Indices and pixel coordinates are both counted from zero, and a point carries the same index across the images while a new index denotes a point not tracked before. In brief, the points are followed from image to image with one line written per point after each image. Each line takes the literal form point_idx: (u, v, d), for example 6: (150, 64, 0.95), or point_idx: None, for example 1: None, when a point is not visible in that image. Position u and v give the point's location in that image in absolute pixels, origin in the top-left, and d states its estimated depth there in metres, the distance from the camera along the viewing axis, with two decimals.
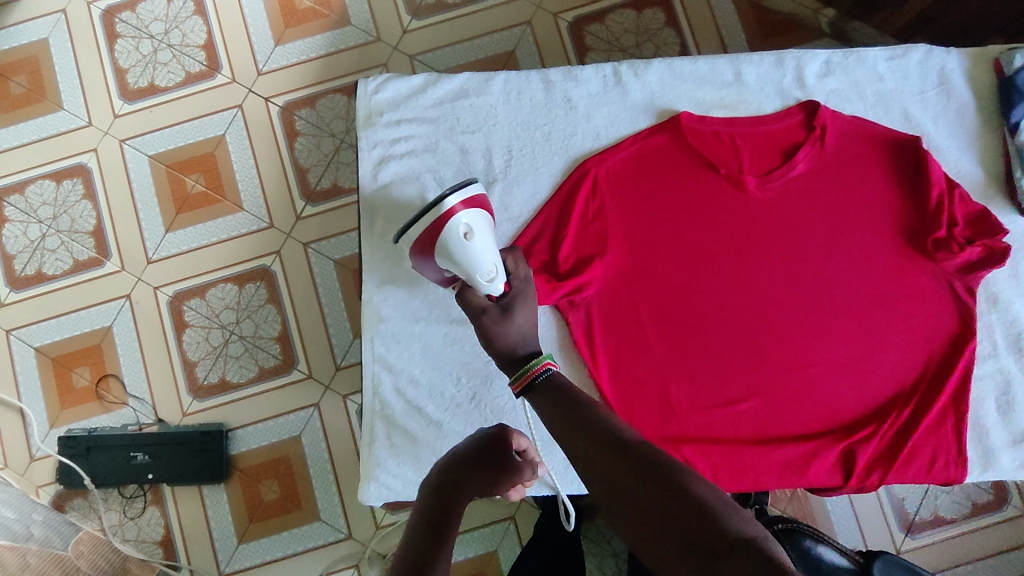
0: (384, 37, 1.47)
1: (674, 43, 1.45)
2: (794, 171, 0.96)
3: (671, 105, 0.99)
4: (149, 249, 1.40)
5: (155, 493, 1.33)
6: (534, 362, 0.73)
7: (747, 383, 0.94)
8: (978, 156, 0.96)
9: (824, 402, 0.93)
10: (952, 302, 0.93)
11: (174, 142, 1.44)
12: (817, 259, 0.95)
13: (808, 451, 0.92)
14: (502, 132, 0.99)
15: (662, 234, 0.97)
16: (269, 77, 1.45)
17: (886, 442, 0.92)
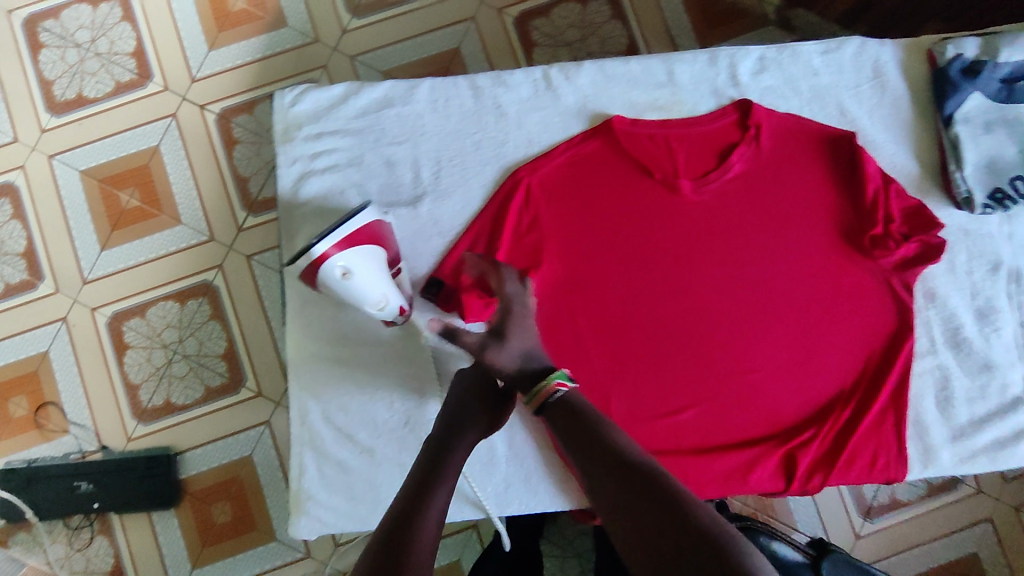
0: (323, 38, 1.40)
1: (621, 36, 1.41)
2: (730, 172, 0.93)
3: (603, 109, 0.96)
4: (84, 269, 1.33)
5: (102, 522, 1.27)
6: (545, 383, 0.76)
7: (689, 393, 0.93)
8: (914, 150, 0.94)
9: (767, 407, 0.92)
10: (891, 299, 0.92)
11: (107, 154, 1.36)
12: (756, 263, 0.94)
13: (750, 457, 0.91)
14: (431, 142, 0.95)
15: (599, 244, 0.94)
16: (203, 84, 1.38)
17: (828, 445, 0.91)
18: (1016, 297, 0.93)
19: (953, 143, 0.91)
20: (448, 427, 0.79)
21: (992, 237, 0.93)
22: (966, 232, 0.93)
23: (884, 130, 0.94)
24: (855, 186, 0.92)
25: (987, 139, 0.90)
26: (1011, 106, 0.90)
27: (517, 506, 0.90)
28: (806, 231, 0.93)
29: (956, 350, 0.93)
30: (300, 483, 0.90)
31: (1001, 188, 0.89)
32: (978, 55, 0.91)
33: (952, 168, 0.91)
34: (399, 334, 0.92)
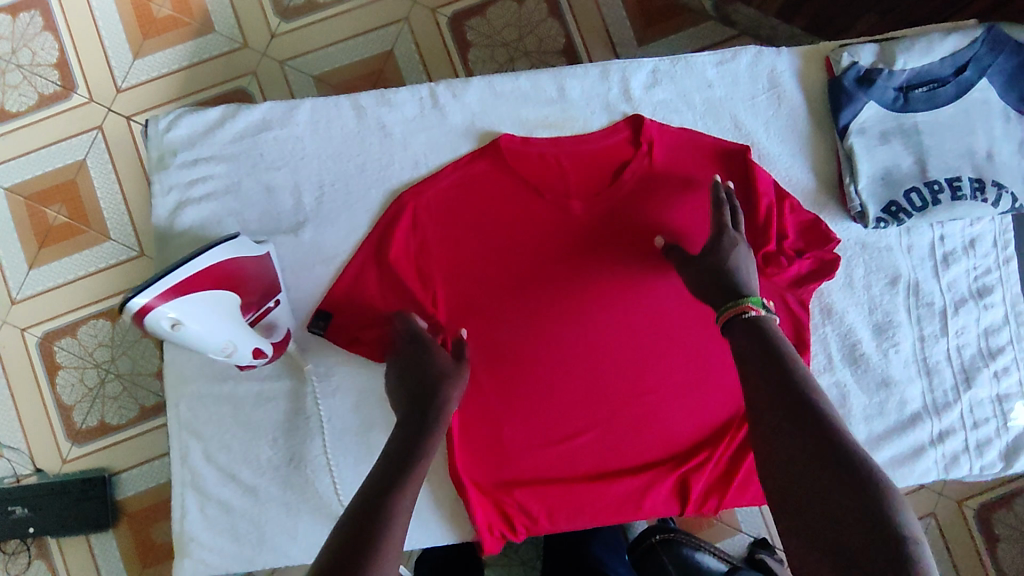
0: (253, 43, 1.34)
1: (558, 35, 1.36)
2: (621, 191, 0.90)
3: (492, 127, 0.92)
4: (12, 288, 1.27)
5: (39, 546, 1.22)
6: (735, 303, 0.74)
7: (583, 418, 0.91)
8: (811, 162, 0.91)
9: (661, 429, 0.91)
10: (790, 318, 0.89)
11: (38, 168, 1.29)
12: (650, 283, 0.91)
13: (643, 482, 0.90)
14: (312, 166, 0.91)
15: (489, 268, 0.90)
16: (129, 94, 1.31)
17: (721, 467, 0.91)
18: (915, 310, 0.91)
19: (848, 154, 0.88)
20: (421, 401, 0.79)
21: (890, 249, 0.91)
22: (863, 246, 0.91)
23: (779, 144, 0.91)
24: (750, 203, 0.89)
25: (882, 151, 0.88)
26: (907, 115, 0.88)
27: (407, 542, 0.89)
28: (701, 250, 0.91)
29: (855, 368, 0.90)
30: (183, 525, 0.88)
31: (895, 201, 0.87)
32: (874, 63, 0.88)
33: (847, 181, 0.89)
34: (283, 368, 0.90)
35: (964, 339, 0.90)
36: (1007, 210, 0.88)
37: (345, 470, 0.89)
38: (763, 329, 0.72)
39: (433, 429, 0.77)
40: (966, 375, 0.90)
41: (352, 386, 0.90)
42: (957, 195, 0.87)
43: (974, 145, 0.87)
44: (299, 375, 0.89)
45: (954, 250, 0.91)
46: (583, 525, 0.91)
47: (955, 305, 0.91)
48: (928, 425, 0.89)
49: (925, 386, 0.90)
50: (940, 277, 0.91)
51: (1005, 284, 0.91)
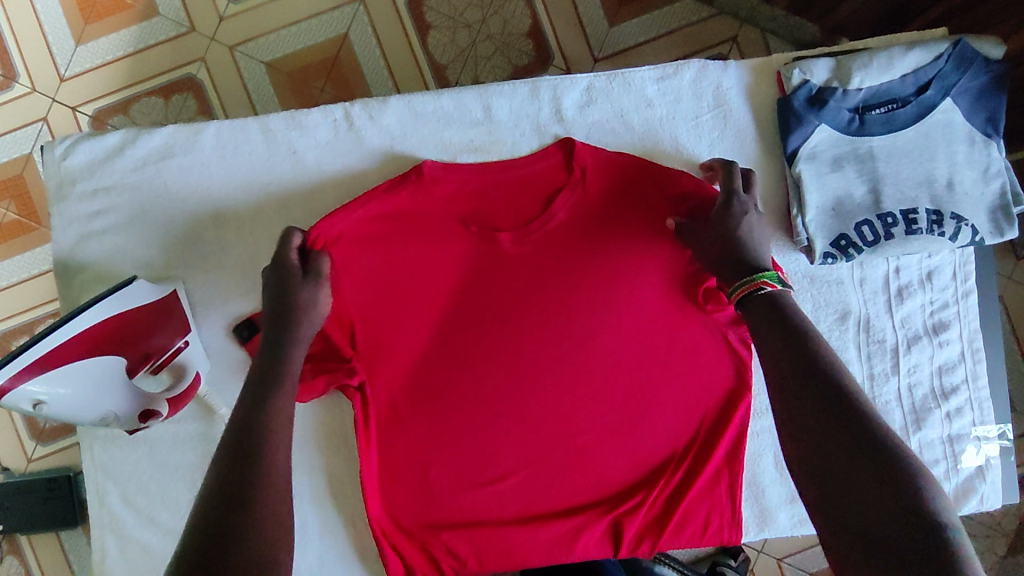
0: (200, 27, 1.24)
1: (525, 15, 1.25)
2: (554, 221, 0.82)
3: (412, 152, 0.85)
4: None
5: (11, 542, 1.15)
6: (749, 280, 0.68)
7: (513, 458, 0.87)
8: (757, 190, 0.84)
9: (593, 471, 0.88)
10: (728, 356, 0.85)
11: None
12: (584, 320, 0.85)
13: (575, 526, 0.88)
14: (219, 195, 0.85)
15: (412, 310, 0.84)
16: (74, 82, 1.23)
17: (656, 510, 0.88)
18: (865, 347, 0.85)
19: (796, 182, 0.81)
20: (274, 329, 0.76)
21: (841, 283, 0.84)
22: (811, 279, 0.84)
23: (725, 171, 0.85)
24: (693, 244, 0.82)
25: (833, 178, 0.81)
26: (862, 139, 0.81)
27: None
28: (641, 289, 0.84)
29: None
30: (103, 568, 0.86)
31: (846, 234, 0.81)
32: (828, 80, 0.80)
33: (795, 212, 0.82)
34: (199, 408, 0.86)
35: (915, 378, 0.85)
36: (967, 243, 0.82)
37: None
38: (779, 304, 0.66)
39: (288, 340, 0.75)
40: (917, 417, 0.84)
41: None
42: (912, 229, 0.80)
43: (934, 172, 0.81)
44: (215, 416, 0.85)
45: (910, 283, 0.85)
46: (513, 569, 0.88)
47: (908, 343, 0.85)
48: None
49: None
50: (893, 313, 0.85)
51: (963, 319, 0.85)
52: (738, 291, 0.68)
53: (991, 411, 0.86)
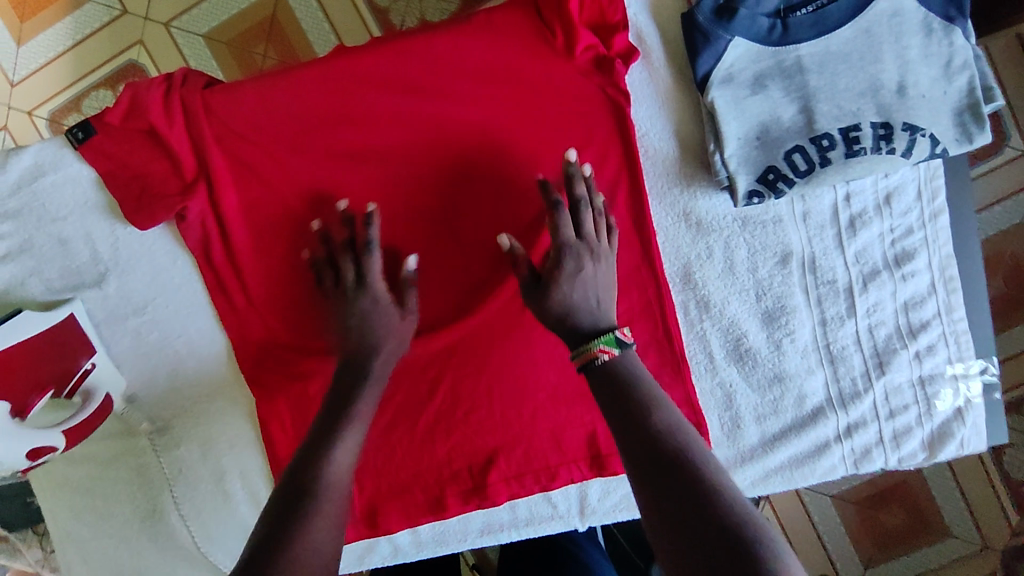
0: (131, 7, 1.18)
1: None
2: (411, 48, 0.75)
3: (289, 134, 0.79)
4: None
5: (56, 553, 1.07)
6: (586, 348, 0.62)
7: (395, 266, 0.81)
8: (671, 123, 0.73)
9: (473, 265, 0.80)
10: (605, 141, 0.74)
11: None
12: (432, 120, 0.77)
13: (496, 418, 0.81)
14: (100, 210, 0.81)
15: (262, 137, 0.79)
16: (22, 86, 1.18)
17: (566, 366, 0.79)
18: (814, 290, 0.74)
19: (711, 113, 0.69)
20: (359, 325, 0.74)
21: (779, 222, 0.73)
22: (743, 222, 0.73)
23: (638, 109, 0.73)
24: (557, 10, 0.71)
25: (755, 102, 0.69)
26: (787, 49, 0.68)
27: None
28: (490, 88, 0.75)
29: (742, 364, 0.76)
30: None
31: (774, 166, 0.69)
32: None
33: (712, 147, 0.70)
34: (117, 427, 0.84)
35: (878, 318, 0.74)
36: (925, 157, 0.68)
37: (202, 526, 0.84)
38: (613, 375, 0.61)
39: (341, 434, 0.66)
40: (880, 360, 0.74)
41: (192, 437, 0.84)
42: (853, 150, 0.68)
43: (880, 77, 0.67)
44: (136, 432, 0.84)
45: (864, 211, 0.72)
46: (459, 549, 0.85)
47: (864, 280, 0.73)
48: (833, 420, 0.76)
49: (828, 377, 0.75)
50: (845, 248, 0.73)
51: (932, 245, 0.73)
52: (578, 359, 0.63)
53: (971, 344, 0.74)
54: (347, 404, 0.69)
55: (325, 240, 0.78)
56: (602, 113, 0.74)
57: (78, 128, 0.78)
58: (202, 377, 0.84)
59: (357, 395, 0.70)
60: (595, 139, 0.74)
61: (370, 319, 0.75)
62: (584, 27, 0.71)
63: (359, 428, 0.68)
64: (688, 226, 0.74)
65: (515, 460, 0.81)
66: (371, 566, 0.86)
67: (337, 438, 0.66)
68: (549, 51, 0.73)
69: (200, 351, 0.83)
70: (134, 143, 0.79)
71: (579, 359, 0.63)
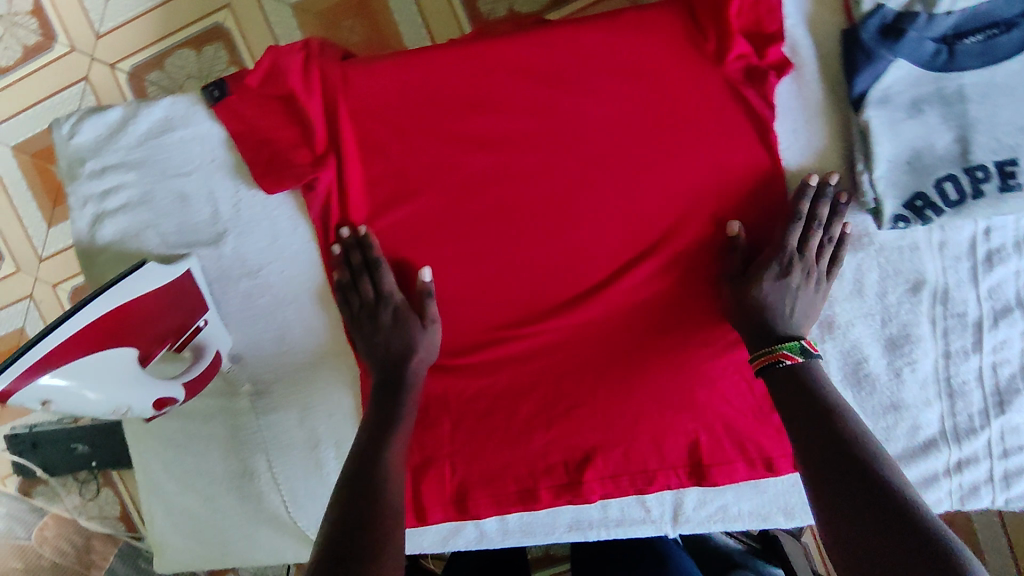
0: None
1: None
2: (557, 36, 0.73)
3: (420, 112, 0.77)
4: (36, 245, 1.28)
5: (105, 476, 1.32)
6: (771, 349, 0.71)
7: (511, 257, 0.80)
8: (816, 139, 0.72)
9: (590, 264, 0.79)
10: (748, 151, 0.72)
11: (37, 124, 1.23)
12: (568, 113, 0.74)
13: (599, 416, 0.81)
14: (223, 170, 0.81)
15: (391, 114, 0.77)
16: (109, 39, 1.19)
17: (678, 372, 0.79)
18: (942, 322, 0.74)
19: (863, 133, 0.69)
20: (392, 348, 0.79)
21: (915, 250, 0.73)
22: (879, 248, 0.73)
23: (784, 121, 0.72)
24: (716, 12, 0.69)
25: (910, 127, 0.68)
26: (949, 76, 0.66)
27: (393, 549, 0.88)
28: (634, 84, 0.72)
29: (859, 389, 0.77)
30: (158, 530, 0.90)
31: (923, 193, 0.68)
32: (909, 4, 0.66)
33: (860, 168, 0.70)
34: (222, 385, 0.85)
35: (1003, 356, 0.74)
36: None
37: (293, 486, 0.86)
38: (794, 376, 0.69)
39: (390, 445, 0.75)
40: (1000, 398, 0.75)
41: (294, 402, 0.85)
42: (1008, 184, 0.66)
43: None
44: (239, 392, 0.85)
45: (1002, 247, 0.72)
46: (546, 542, 0.86)
47: (995, 317, 0.74)
48: (944, 454, 0.77)
49: (945, 410, 0.76)
50: (978, 283, 0.73)
51: None
52: (758, 358, 0.71)
53: None
54: (394, 423, 0.77)
55: (344, 264, 0.80)
56: (746, 123, 0.72)
57: (214, 86, 0.78)
58: (308, 346, 0.84)
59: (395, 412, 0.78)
60: (738, 147, 0.72)
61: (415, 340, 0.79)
62: (740, 35, 0.69)
63: (402, 437, 0.77)
64: None
65: (613, 460, 0.82)
66: (456, 548, 0.87)
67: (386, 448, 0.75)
68: (699, 57, 0.71)
69: (309, 320, 0.84)
70: (267, 107, 0.78)
71: (759, 358, 0.71)
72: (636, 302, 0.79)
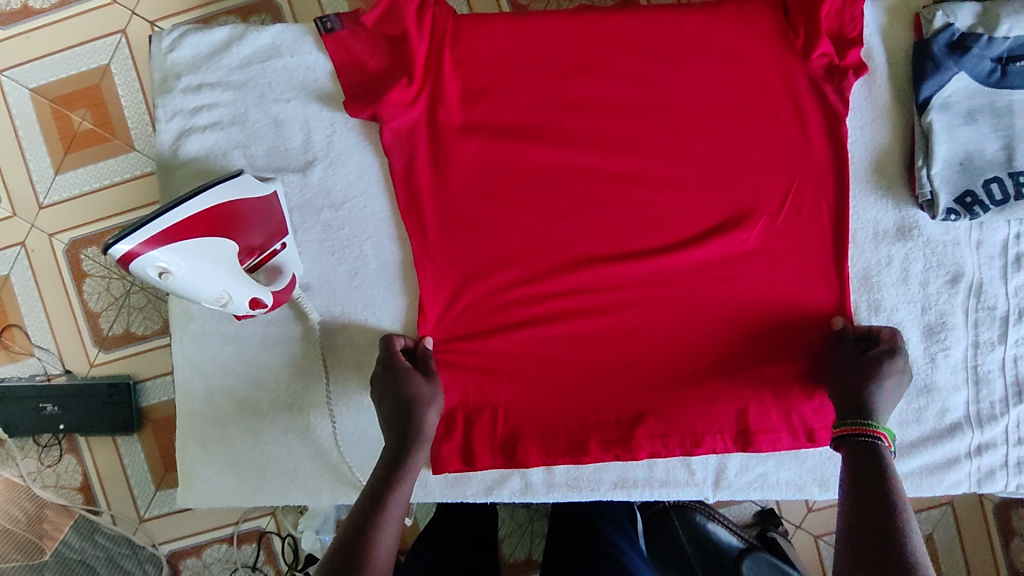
0: None
1: None
2: (660, 21, 0.81)
3: (523, 72, 0.82)
4: (39, 192, 1.19)
5: (70, 442, 1.22)
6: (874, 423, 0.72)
7: (593, 216, 0.84)
8: (879, 138, 0.82)
9: (667, 230, 0.83)
10: (819, 141, 0.81)
11: (59, 71, 1.17)
12: (662, 88, 0.82)
13: (658, 379, 0.85)
14: (323, 101, 0.84)
15: (497, 69, 0.82)
16: None
17: (734, 344, 0.84)
18: (974, 314, 0.82)
19: (925, 134, 0.78)
20: (399, 411, 0.78)
21: (957, 245, 0.81)
22: (927, 239, 0.82)
23: (852, 119, 0.82)
24: (806, 15, 0.78)
25: (966, 131, 0.76)
26: (1002, 92, 0.76)
27: (439, 496, 0.89)
28: (724, 69, 0.81)
29: None
30: (190, 462, 0.87)
31: (972, 190, 0.77)
32: (972, 26, 0.76)
33: (919, 163, 0.78)
34: (291, 311, 0.87)
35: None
36: None
37: (346, 420, 0.87)
38: (873, 453, 0.70)
39: (384, 514, 0.71)
40: (1019, 389, 0.83)
41: (358, 336, 0.86)
42: None
43: None
44: (308, 320, 0.86)
45: None
46: (590, 498, 0.88)
47: (1019, 313, 0.82)
48: (968, 436, 0.83)
49: (971, 396, 0.83)
50: (1007, 280, 0.82)
51: None
52: (845, 428, 0.73)
53: None
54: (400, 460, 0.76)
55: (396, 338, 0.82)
56: (819, 116, 0.81)
57: (326, 18, 0.81)
58: (380, 281, 0.86)
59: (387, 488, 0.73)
60: (809, 136, 0.81)
61: (416, 396, 0.78)
62: (825, 36, 0.79)
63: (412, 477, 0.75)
64: (876, 237, 0.82)
65: (664, 421, 0.85)
66: (499, 498, 0.89)
67: (375, 524, 0.69)
68: (787, 51, 0.80)
69: (386, 257, 0.86)
70: (379, 46, 0.81)
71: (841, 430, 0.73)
72: (707, 271, 0.84)
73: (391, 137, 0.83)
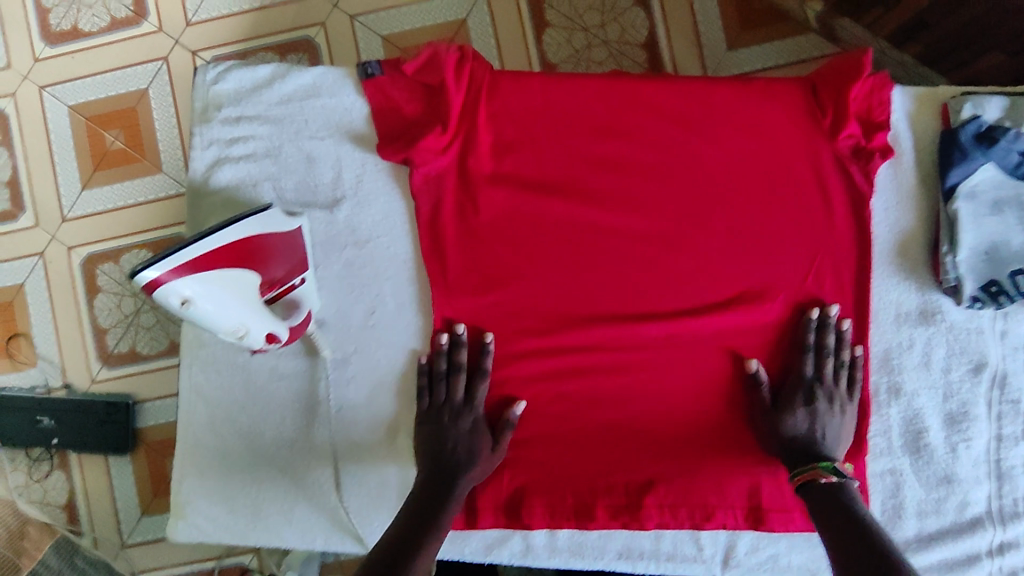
0: None
1: (644, 26, 1.14)
2: (692, 90, 0.83)
3: (554, 130, 0.84)
4: (65, 206, 1.21)
5: (61, 458, 1.19)
6: (806, 467, 0.75)
7: (614, 275, 0.84)
8: (904, 220, 0.82)
9: (687, 296, 0.83)
10: (844, 217, 0.81)
11: (100, 91, 1.21)
12: (690, 156, 0.82)
13: (670, 446, 0.83)
14: (356, 142, 0.85)
15: (529, 124, 0.84)
16: (198, 29, 1.20)
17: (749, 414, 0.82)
18: (996, 405, 0.80)
19: (951, 220, 0.77)
20: (456, 451, 0.80)
21: (980, 333, 0.80)
22: (950, 325, 0.80)
23: (878, 199, 0.82)
24: (837, 94, 0.80)
25: (993, 221, 0.76)
26: None
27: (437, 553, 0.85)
28: (754, 141, 0.82)
29: (918, 455, 0.81)
30: (184, 491, 0.85)
31: (997, 280, 0.76)
32: (1000, 119, 0.77)
33: (944, 249, 0.78)
34: (302, 346, 0.86)
35: None
36: None
37: (348, 462, 0.85)
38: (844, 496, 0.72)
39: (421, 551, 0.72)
40: None
41: (367, 377, 0.85)
42: None
43: None
44: (319, 358, 0.85)
45: None
46: (593, 567, 0.85)
47: None
48: (989, 533, 0.80)
49: (992, 491, 0.80)
50: None
51: None
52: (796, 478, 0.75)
53: None
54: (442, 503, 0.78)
55: (444, 355, 0.82)
56: (845, 194, 0.81)
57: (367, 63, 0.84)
58: (395, 323, 0.86)
59: (424, 533, 0.74)
60: (835, 212, 0.81)
61: (476, 439, 0.81)
62: (854, 117, 0.80)
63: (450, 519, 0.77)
64: (898, 318, 0.81)
65: (673, 489, 0.82)
66: (497, 559, 0.85)
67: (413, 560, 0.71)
68: (817, 128, 0.81)
69: (403, 300, 0.86)
70: (416, 94, 0.83)
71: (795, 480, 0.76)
72: (725, 338, 0.83)
73: (420, 182, 0.84)
